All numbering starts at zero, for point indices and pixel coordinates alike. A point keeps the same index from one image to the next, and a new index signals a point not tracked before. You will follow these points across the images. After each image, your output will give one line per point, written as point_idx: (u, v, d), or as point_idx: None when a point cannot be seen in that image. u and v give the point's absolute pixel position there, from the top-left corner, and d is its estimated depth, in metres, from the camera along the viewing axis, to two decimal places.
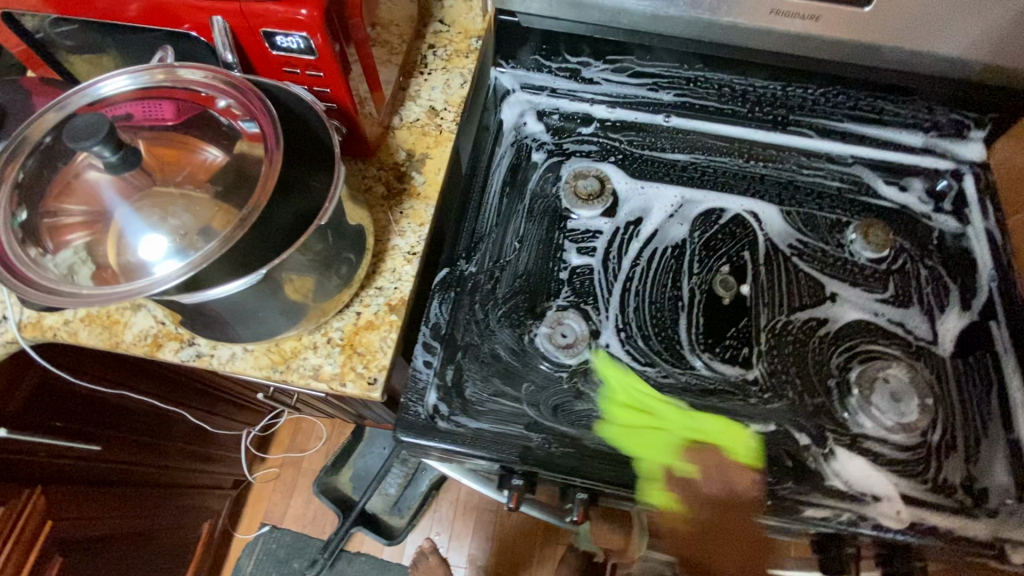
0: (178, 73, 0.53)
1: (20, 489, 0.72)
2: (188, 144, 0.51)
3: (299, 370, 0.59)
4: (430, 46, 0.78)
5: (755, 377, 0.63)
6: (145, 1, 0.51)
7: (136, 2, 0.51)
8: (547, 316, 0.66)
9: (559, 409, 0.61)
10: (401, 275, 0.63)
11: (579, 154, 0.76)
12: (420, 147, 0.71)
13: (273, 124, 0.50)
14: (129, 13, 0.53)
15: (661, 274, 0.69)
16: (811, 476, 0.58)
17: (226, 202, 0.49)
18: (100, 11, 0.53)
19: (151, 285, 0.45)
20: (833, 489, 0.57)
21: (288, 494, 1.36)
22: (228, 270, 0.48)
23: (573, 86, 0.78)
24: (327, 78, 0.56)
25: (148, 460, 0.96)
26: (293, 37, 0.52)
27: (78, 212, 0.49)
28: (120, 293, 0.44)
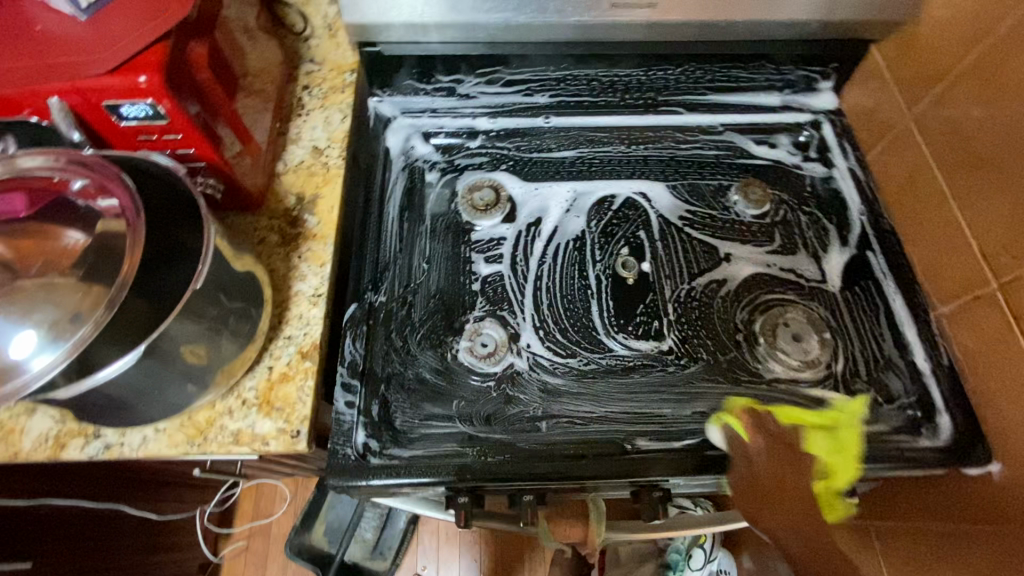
0: (18, 161, 0.51)
1: None
2: (47, 229, 0.50)
3: (217, 438, 0.57)
4: (304, 88, 0.78)
5: (670, 347, 0.66)
6: None
7: None
8: (465, 330, 0.67)
9: (491, 417, 0.61)
10: (309, 319, 0.63)
11: (470, 168, 0.79)
12: (309, 188, 0.71)
13: (131, 194, 0.49)
14: None
15: (567, 267, 0.71)
16: None
17: (94, 283, 0.47)
18: None
19: (24, 386, 0.43)
20: None
21: (261, 565, 1.30)
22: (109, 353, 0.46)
23: (452, 103, 0.80)
24: (187, 138, 0.55)
25: (90, 565, 0.89)
26: (139, 105, 0.51)
27: None
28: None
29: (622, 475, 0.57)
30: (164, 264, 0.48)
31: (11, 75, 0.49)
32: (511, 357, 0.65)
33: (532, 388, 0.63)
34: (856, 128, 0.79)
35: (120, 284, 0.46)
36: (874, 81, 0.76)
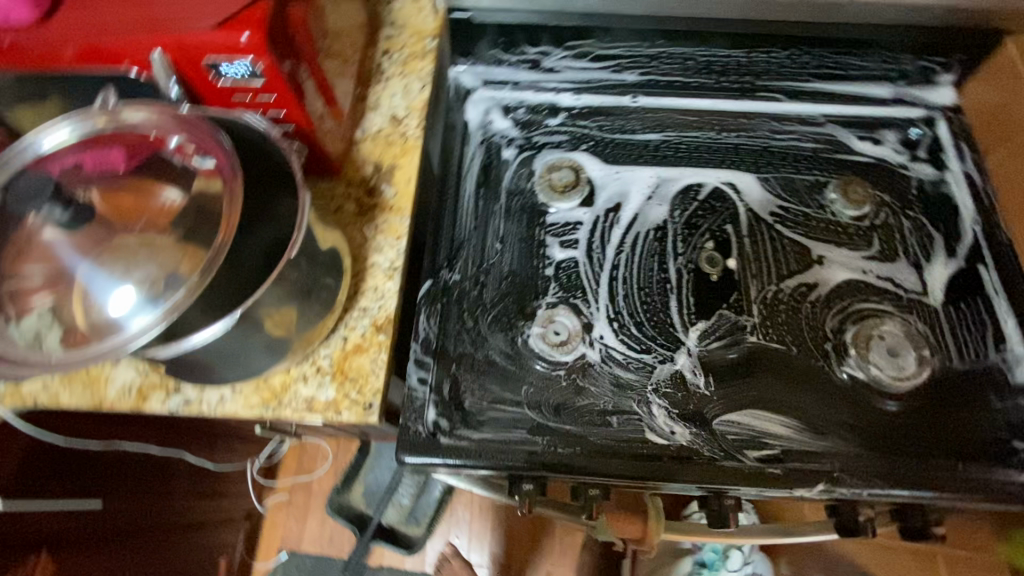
0: (121, 114, 0.51)
1: (24, 556, 0.69)
2: (141, 187, 0.50)
3: (292, 404, 0.57)
4: (384, 52, 0.76)
5: (752, 349, 0.63)
6: (79, 43, 0.49)
7: (70, 46, 0.49)
8: (537, 316, 0.65)
9: (560, 408, 0.59)
10: (383, 292, 0.63)
11: (549, 146, 0.75)
12: (386, 158, 0.70)
13: (228, 156, 0.49)
14: (63, 60, 0.50)
15: (646, 257, 0.68)
16: (819, 450, 0.57)
17: (191, 243, 0.47)
18: (33, 63, 0.50)
19: (123, 344, 0.43)
20: (840, 456, 0.57)
21: (301, 519, 1.35)
22: (203, 314, 0.47)
23: (535, 77, 0.76)
24: (280, 100, 0.54)
25: (152, 506, 0.93)
26: (238, 64, 0.50)
27: (39, 274, 0.47)
28: (89, 358, 0.43)
29: (695, 481, 0.55)
30: (261, 230, 0.49)
31: (116, 26, 0.49)
32: (584, 348, 0.63)
33: (604, 381, 0.61)
34: (976, 129, 0.72)
35: (218, 246, 0.46)
36: (1006, 78, 0.68)
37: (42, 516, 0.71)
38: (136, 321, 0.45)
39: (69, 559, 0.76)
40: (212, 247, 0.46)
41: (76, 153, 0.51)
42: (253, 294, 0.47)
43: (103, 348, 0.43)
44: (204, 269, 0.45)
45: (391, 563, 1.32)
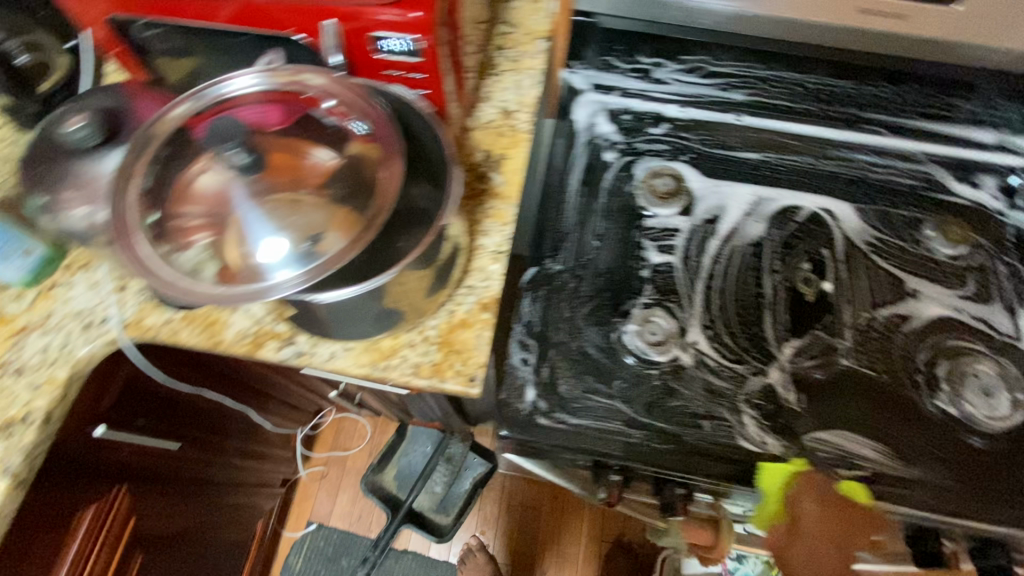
0: (305, 76, 0.53)
1: (109, 485, 0.72)
2: (290, 146, 0.52)
3: (399, 367, 0.59)
4: (498, 48, 0.79)
5: (843, 371, 0.64)
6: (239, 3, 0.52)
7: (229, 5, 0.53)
8: (633, 315, 0.66)
9: (652, 406, 0.61)
10: (490, 274, 0.65)
11: (651, 153, 0.76)
12: (497, 147, 0.72)
13: (390, 131, 0.51)
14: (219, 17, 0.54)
15: (743, 271, 0.69)
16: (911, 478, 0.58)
17: (346, 205, 0.50)
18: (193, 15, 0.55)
19: (269, 291, 0.46)
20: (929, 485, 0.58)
21: (333, 493, 1.37)
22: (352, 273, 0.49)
23: (643, 86, 0.78)
24: (430, 78, 0.56)
25: (211, 458, 0.95)
26: (403, 40, 0.52)
27: (200, 214, 0.50)
28: (244, 297, 0.46)
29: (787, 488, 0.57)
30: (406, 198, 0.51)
31: None
32: (677, 351, 0.64)
33: (696, 385, 0.62)
34: None
35: (375, 214, 0.48)
36: None
37: (125, 450, 0.74)
38: (282, 272, 0.48)
39: (140, 496, 0.78)
40: (368, 215, 0.49)
41: (247, 103, 0.53)
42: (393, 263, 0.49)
43: (247, 290, 0.47)
44: (358, 234, 0.48)
45: (416, 548, 1.33)
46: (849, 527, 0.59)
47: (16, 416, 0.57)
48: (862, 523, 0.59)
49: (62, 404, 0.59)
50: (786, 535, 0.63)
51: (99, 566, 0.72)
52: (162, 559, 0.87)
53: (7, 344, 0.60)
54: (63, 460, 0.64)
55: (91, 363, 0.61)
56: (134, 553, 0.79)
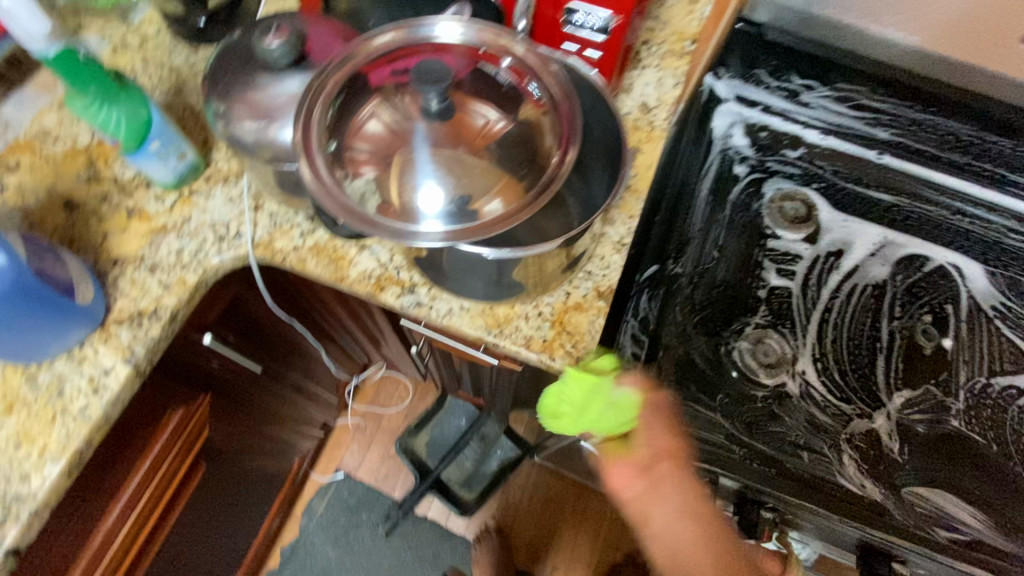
0: (506, 39, 0.53)
1: (197, 393, 0.73)
2: (457, 103, 0.51)
3: (512, 336, 0.60)
4: (644, 41, 0.76)
5: (952, 432, 0.64)
6: None
7: None
8: (746, 333, 0.68)
9: (753, 425, 0.61)
10: (610, 263, 0.63)
11: (781, 175, 0.77)
12: (632, 140, 0.71)
13: (572, 112, 0.52)
14: None
15: (861, 311, 0.70)
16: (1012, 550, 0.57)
17: (511, 172, 0.51)
18: None
19: (424, 237, 0.47)
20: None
21: (365, 446, 1.39)
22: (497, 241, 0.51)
23: (787, 106, 0.76)
24: (605, 58, 0.57)
25: (272, 387, 0.96)
26: (593, 15, 0.53)
27: (368, 150, 0.51)
28: (397, 235, 0.47)
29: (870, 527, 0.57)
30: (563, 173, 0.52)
31: None
32: (786, 378, 0.66)
33: (799, 416, 0.63)
34: None
35: (542, 191, 0.49)
36: None
37: (215, 362, 0.74)
38: (432, 220, 0.48)
39: (213, 411, 0.79)
40: (534, 190, 0.50)
41: (435, 48, 0.53)
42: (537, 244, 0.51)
43: (397, 227, 0.48)
44: (519, 207, 0.49)
45: (436, 517, 1.34)
46: (660, 500, 0.57)
47: (145, 309, 0.59)
48: (678, 498, 0.56)
49: (187, 307, 0.61)
50: (643, 484, 0.57)
51: (171, 470, 0.72)
52: (217, 475, 0.88)
53: (144, 240, 0.62)
54: (171, 360, 0.65)
55: (218, 273, 0.63)
56: (200, 462, 0.80)
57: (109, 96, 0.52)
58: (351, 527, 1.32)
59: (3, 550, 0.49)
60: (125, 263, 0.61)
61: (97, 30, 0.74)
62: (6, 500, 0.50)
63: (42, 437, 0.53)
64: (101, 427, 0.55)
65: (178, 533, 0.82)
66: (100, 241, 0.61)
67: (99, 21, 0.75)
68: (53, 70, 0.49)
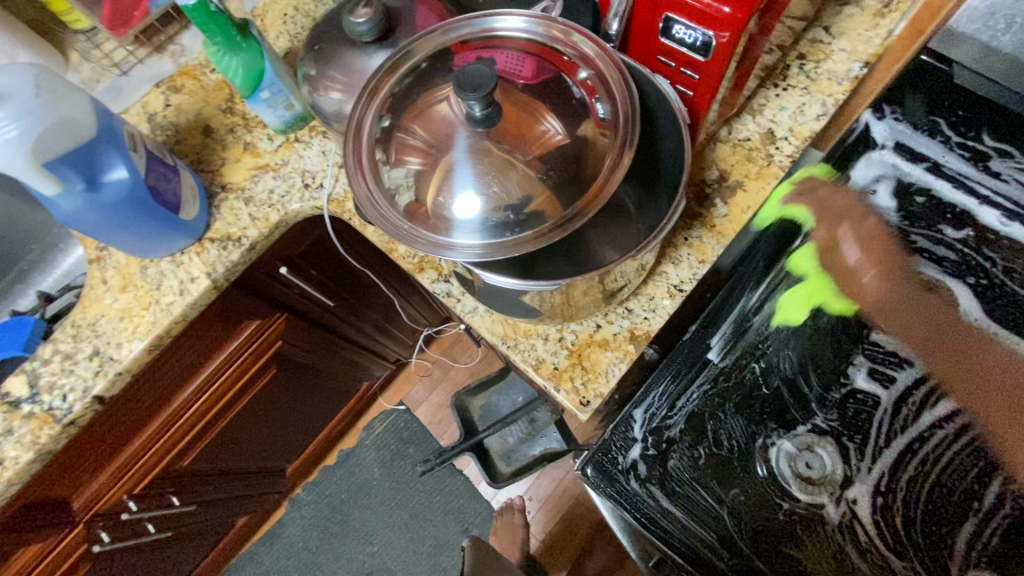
0: (575, 39, 0.50)
1: (274, 311, 0.84)
2: (512, 108, 0.49)
3: (525, 353, 0.58)
4: (800, 56, 0.65)
5: None
6: None
7: None
8: (797, 434, 0.61)
9: (757, 537, 0.55)
10: (656, 306, 0.58)
11: (926, 253, 0.68)
12: (738, 172, 0.62)
13: (632, 131, 0.46)
14: None
15: (976, 464, 0.62)
16: None
17: (552, 192, 0.47)
18: None
19: (438, 244, 0.46)
20: None
21: (429, 389, 1.50)
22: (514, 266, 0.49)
23: (967, 170, 0.67)
24: (702, 81, 0.48)
25: (351, 319, 1.07)
26: (695, 32, 0.44)
27: (422, 138, 0.50)
28: (412, 237, 0.46)
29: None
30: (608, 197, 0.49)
31: None
32: (828, 500, 0.60)
33: (828, 544, 0.58)
34: None
35: (576, 216, 0.45)
36: None
37: (293, 290, 0.84)
38: (454, 228, 0.47)
39: (291, 328, 0.91)
40: (567, 213, 0.46)
41: (505, 44, 0.51)
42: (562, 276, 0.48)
43: (412, 228, 0.47)
44: (545, 232, 0.45)
45: (470, 475, 1.41)
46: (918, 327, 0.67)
47: (233, 235, 0.68)
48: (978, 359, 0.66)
49: (265, 240, 0.69)
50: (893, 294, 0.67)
51: (241, 368, 0.86)
52: (288, 381, 1.01)
53: (249, 173, 0.71)
54: (254, 279, 0.76)
55: (298, 217, 0.70)
56: (271, 367, 0.93)
57: (232, 46, 0.59)
58: (398, 455, 1.45)
59: (92, 395, 0.63)
60: (230, 190, 0.70)
61: None
62: (103, 358, 0.64)
63: (138, 317, 0.65)
64: (179, 321, 0.66)
65: (245, 417, 0.97)
66: (218, 166, 0.71)
67: None
68: (189, 17, 0.56)
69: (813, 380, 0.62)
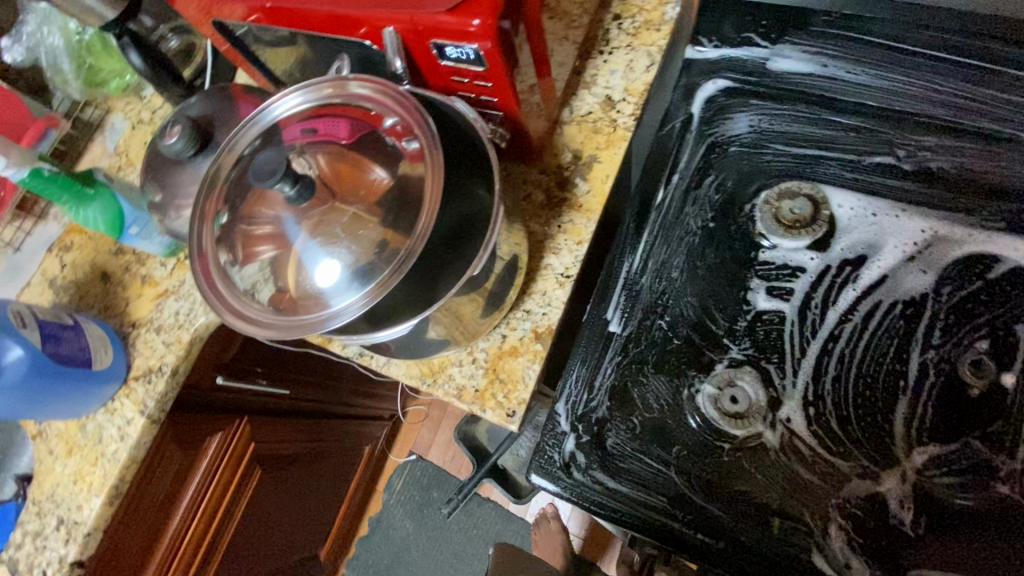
0: (348, 86, 0.52)
1: (232, 419, 0.85)
2: (333, 173, 0.50)
3: (444, 386, 0.59)
4: (616, 16, 0.66)
5: (1000, 497, 0.56)
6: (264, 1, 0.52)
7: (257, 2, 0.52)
8: (714, 374, 0.62)
9: (711, 485, 0.56)
10: (551, 299, 0.59)
11: (774, 149, 0.67)
12: (589, 147, 0.63)
13: (433, 155, 0.47)
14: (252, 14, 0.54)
15: (882, 341, 0.63)
16: None
17: (394, 231, 0.47)
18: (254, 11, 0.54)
19: (306, 322, 0.47)
20: None
21: (433, 430, 1.51)
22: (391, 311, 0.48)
23: (809, 67, 0.63)
24: (496, 88, 0.50)
25: (323, 396, 1.10)
26: (463, 49, 0.46)
27: (265, 224, 0.50)
28: (281, 324, 0.48)
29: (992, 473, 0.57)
30: (457, 204, 0.47)
31: None
32: (762, 428, 0.61)
33: (776, 471, 0.59)
34: None
35: (421, 233, 0.46)
36: None
37: (245, 392, 0.87)
38: (316, 299, 0.48)
39: (259, 425, 0.92)
40: (414, 236, 0.46)
41: (304, 115, 0.53)
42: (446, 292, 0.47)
43: (276, 320, 0.48)
44: (398, 265, 0.45)
45: (497, 500, 1.42)
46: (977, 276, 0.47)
47: (153, 367, 0.70)
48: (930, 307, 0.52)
49: (186, 361, 0.71)
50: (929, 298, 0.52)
51: (222, 484, 0.86)
52: (282, 477, 1.02)
53: (153, 303, 0.72)
54: (195, 397, 0.77)
55: (209, 328, 0.72)
56: (255, 471, 0.93)
57: (82, 199, 0.61)
58: (424, 504, 1.46)
59: (70, 563, 0.65)
60: (139, 326, 0.72)
61: (121, 110, 0.83)
62: (69, 525, 0.66)
63: (90, 475, 0.67)
64: (130, 465, 0.68)
65: (249, 526, 0.97)
66: (124, 306, 0.73)
67: (119, 101, 0.84)
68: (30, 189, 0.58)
69: (718, 308, 0.64)
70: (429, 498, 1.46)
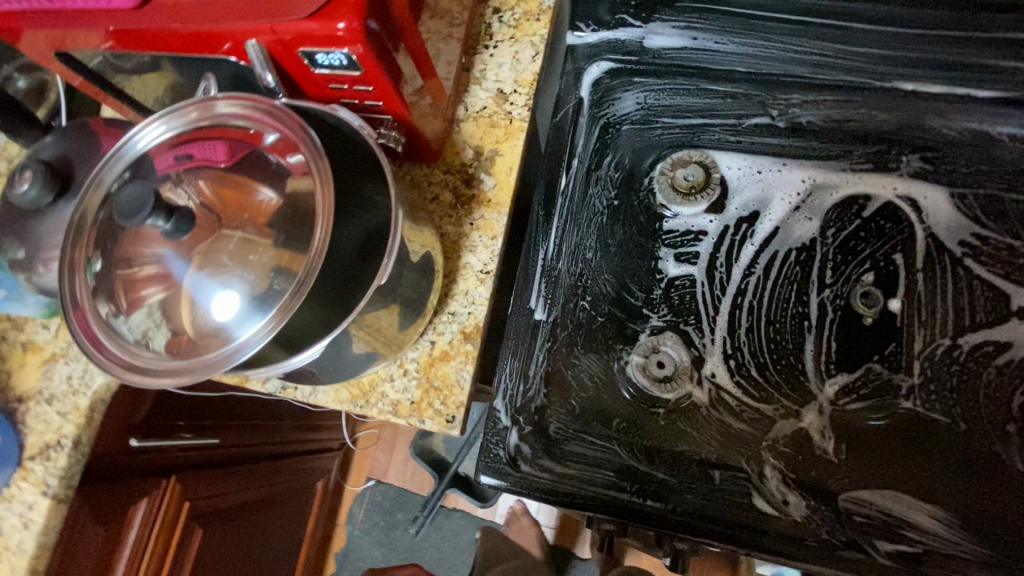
0: (215, 107, 0.48)
1: (157, 481, 0.79)
2: (218, 206, 0.47)
3: (378, 404, 0.57)
4: (495, 10, 0.66)
5: (903, 413, 0.64)
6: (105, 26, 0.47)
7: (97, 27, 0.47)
8: (638, 343, 0.67)
9: (653, 452, 0.59)
10: (474, 298, 0.59)
11: (663, 125, 0.71)
12: (489, 142, 0.63)
13: (319, 165, 0.45)
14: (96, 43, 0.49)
15: (785, 286, 0.68)
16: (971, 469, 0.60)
17: (289, 252, 0.45)
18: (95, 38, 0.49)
19: (202, 364, 0.43)
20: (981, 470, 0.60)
21: (388, 451, 1.46)
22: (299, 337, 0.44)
23: (681, 41, 0.65)
24: (379, 91, 0.49)
25: (261, 438, 1.04)
26: (334, 54, 0.44)
27: (147, 267, 0.47)
28: (176, 369, 0.44)
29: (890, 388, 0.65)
30: (355, 215, 0.45)
31: (206, 10, 0.45)
32: (691, 387, 0.65)
33: (708, 426, 0.63)
34: None
35: (318, 250, 0.43)
36: None
37: (168, 450, 0.80)
38: (214, 337, 0.45)
39: (191, 481, 0.85)
40: (312, 251, 0.44)
41: (174, 143, 0.49)
42: (359, 302, 0.45)
43: (171, 365, 0.44)
44: (298, 287, 0.43)
45: (464, 508, 1.40)
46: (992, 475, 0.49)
47: (51, 441, 0.63)
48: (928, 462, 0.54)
49: (89, 428, 0.64)
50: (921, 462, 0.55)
51: (158, 552, 0.79)
52: (227, 531, 0.95)
53: (40, 371, 0.65)
54: (109, 465, 0.70)
55: (110, 389, 0.65)
56: (195, 529, 0.86)
57: None
58: (390, 528, 1.41)
59: None
60: (27, 399, 0.64)
61: None
62: None
63: None
64: (40, 554, 0.61)
65: None
66: (5, 381, 0.65)
67: None
68: None
69: (635, 280, 0.69)
70: (394, 521, 1.41)
